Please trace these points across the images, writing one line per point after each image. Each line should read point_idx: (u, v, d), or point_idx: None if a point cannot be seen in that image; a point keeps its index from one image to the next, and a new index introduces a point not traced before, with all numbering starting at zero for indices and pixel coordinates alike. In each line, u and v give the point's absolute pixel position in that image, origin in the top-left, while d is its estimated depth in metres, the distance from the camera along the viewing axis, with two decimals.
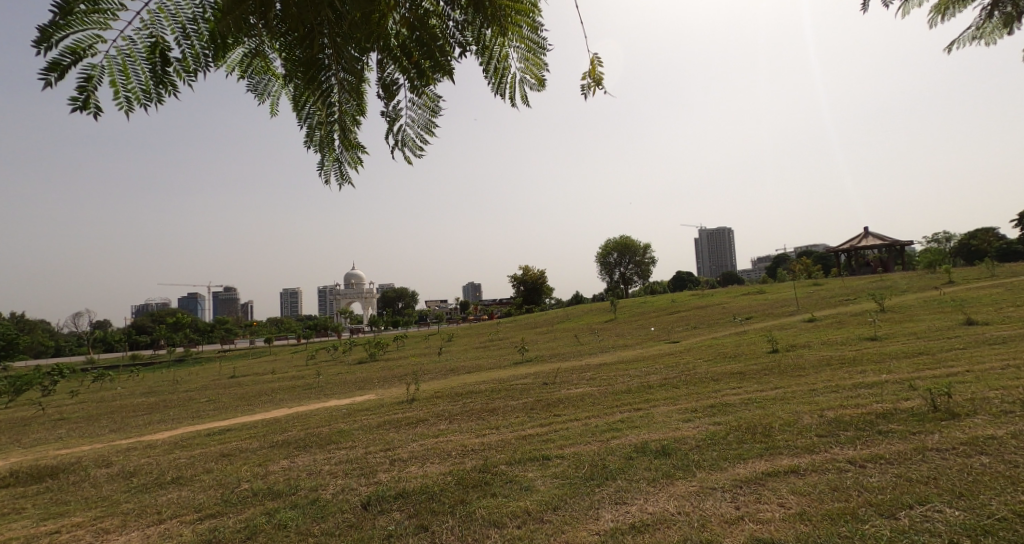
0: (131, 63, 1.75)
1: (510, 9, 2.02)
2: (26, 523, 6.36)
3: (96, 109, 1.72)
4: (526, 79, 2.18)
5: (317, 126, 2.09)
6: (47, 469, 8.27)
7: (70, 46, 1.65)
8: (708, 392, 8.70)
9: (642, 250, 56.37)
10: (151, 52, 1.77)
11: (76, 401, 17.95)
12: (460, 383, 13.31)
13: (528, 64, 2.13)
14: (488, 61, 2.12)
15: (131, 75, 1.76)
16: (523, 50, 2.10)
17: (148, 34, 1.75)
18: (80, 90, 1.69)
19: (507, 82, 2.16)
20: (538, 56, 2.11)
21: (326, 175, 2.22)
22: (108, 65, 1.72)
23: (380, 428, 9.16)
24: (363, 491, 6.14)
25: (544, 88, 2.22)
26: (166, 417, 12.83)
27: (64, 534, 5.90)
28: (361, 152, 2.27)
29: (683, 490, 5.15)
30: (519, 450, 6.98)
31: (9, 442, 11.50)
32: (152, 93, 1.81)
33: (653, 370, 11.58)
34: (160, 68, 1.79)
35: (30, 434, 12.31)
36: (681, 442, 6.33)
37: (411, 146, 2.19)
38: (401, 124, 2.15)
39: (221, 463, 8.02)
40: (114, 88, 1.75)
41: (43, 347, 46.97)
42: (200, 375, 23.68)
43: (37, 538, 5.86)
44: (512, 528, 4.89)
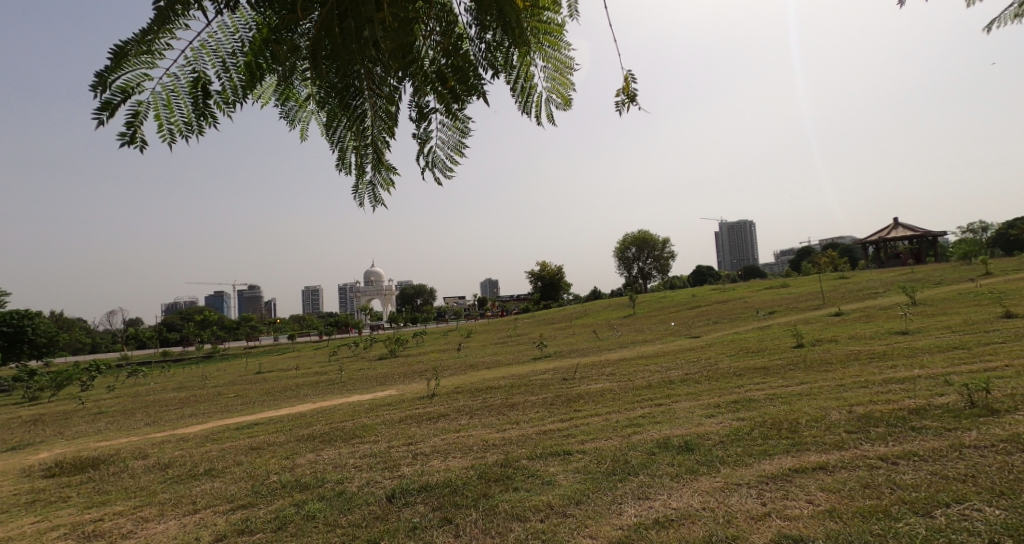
0: (174, 97, 1.73)
1: (538, 30, 2.02)
2: (71, 510, 6.59)
3: (142, 143, 1.72)
4: (553, 98, 2.17)
5: (348, 149, 2.05)
6: (86, 461, 8.53)
7: (119, 85, 1.64)
8: (731, 387, 8.62)
9: (661, 245, 55.74)
10: (194, 85, 1.76)
11: (113, 395, 18.52)
12: (480, 379, 13.41)
13: (555, 83, 2.12)
14: (515, 78, 2.10)
15: (174, 108, 1.74)
16: (550, 69, 2.11)
17: (190, 69, 1.74)
18: (127, 126, 1.68)
19: (534, 101, 2.16)
20: (566, 76, 2.11)
21: (360, 199, 2.18)
22: (153, 99, 1.71)
23: (402, 423, 9.26)
24: (388, 484, 6.21)
25: (571, 107, 2.20)
26: (197, 411, 13.16)
27: (106, 522, 6.09)
28: (394, 174, 2.20)
29: (707, 486, 5.12)
30: (541, 445, 6.99)
31: (50, 435, 11.90)
32: (193, 125, 1.80)
33: (674, 365, 11.50)
34: (202, 101, 1.78)
35: (70, 427, 12.71)
36: (704, 438, 6.26)
37: (441, 168, 2.14)
38: (432, 146, 2.11)
39: (250, 456, 8.19)
40: (158, 122, 1.73)
41: (79, 344, 48.45)
42: (227, 371, 24.24)
43: (81, 525, 6.07)
44: (535, 521, 4.91)
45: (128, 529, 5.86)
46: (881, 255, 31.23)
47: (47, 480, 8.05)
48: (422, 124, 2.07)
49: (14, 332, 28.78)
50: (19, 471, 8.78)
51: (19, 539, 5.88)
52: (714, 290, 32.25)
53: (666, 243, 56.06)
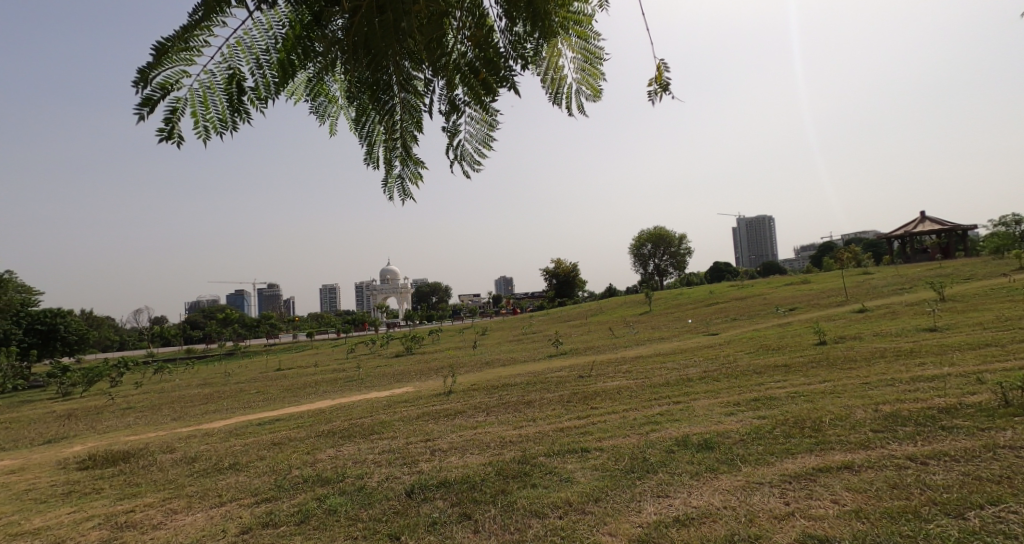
0: (210, 94, 1.76)
1: (567, 20, 2.03)
2: (105, 501, 6.77)
3: (178, 138, 1.74)
4: (582, 89, 2.17)
5: (377, 143, 2.06)
6: (117, 454, 8.74)
7: (160, 81, 1.67)
8: (751, 385, 8.52)
9: (678, 242, 55.27)
10: (229, 82, 1.79)
11: (140, 391, 18.95)
12: (496, 376, 13.44)
13: (585, 74, 2.14)
14: (546, 71, 2.13)
15: (210, 106, 1.77)
16: (581, 60, 2.12)
17: (226, 66, 1.77)
18: (165, 122, 1.71)
19: (564, 92, 2.17)
20: (596, 66, 2.14)
21: (389, 192, 2.19)
22: (191, 96, 1.74)
23: (420, 419, 9.34)
24: (407, 479, 6.27)
25: (600, 98, 2.22)
26: (221, 407, 13.40)
27: (137, 513, 6.23)
28: (422, 167, 2.20)
29: (728, 484, 5.07)
30: (558, 442, 6.98)
31: (82, 429, 12.22)
32: (228, 122, 1.83)
33: (692, 363, 11.39)
34: (237, 97, 1.81)
35: (101, 421, 13.04)
36: (724, 436, 6.20)
37: (470, 161, 2.11)
38: (460, 140, 2.08)
39: (273, 451, 8.31)
40: (195, 118, 1.76)
41: (107, 341, 49.68)
42: (248, 368, 24.60)
43: (113, 515, 6.22)
44: (554, 518, 4.91)
45: (158, 520, 6.00)
46: (907, 249, 30.58)
47: (80, 472, 8.27)
48: (450, 116, 2.03)
49: (47, 329, 29.65)
50: (53, 464, 9.03)
51: (56, 528, 6.05)
52: (732, 287, 31.87)
53: (683, 239, 55.61)
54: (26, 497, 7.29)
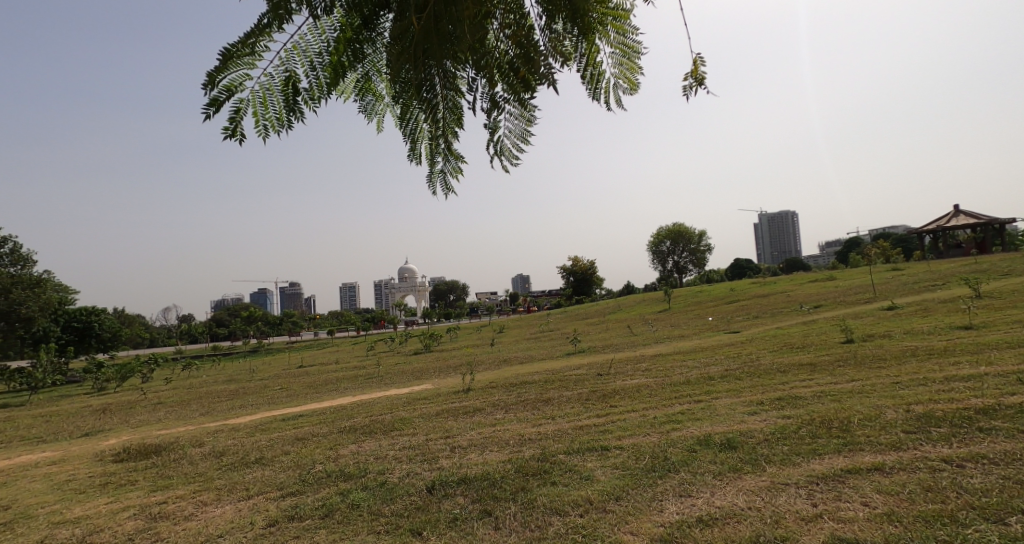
0: (269, 95, 1.80)
1: (605, 16, 1.96)
2: (139, 493, 6.95)
3: (242, 136, 1.79)
4: (620, 84, 2.07)
5: (420, 140, 2.09)
6: (149, 447, 8.96)
7: (226, 84, 1.74)
8: (774, 384, 8.39)
9: (698, 238, 54.62)
10: (286, 83, 1.83)
11: (169, 387, 19.42)
12: (514, 374, 13.45)
13: (623, 68, 2.04)
14: (585, 67, 2.01)
15: (268, 105, 1.81)
16: (618, 55, 2.03)
17: (283, 68, 1.82)
18: (229, 121, 1.77)
19: (602, 87, 2.06)
20: (633, 60, 2.04)
21: (432, 187, 2.18)
22: (252, 97, 1.78)
23: (440, 416, 9.40)
24: (428, 476, 6.31)
25: (638, 92, 2.11)
26: (246, 403, 13.65)
27: (170, 504, 6.38)
28: (463, 162, 2.19)
29: (753, 485, 4.99)
30: (577, 440, 6.96)
31: (115, 423, 12.56)
32: (285, 121, 1.86)
33: (712, 361, 11.27)
34: (292, 97, 1.85)
35: (134, 415, 13.40)
36: (747, 436, 6.11)
37: (509, 157, 2.06)
38: (500, 135, 2.03)
39: (297, 446, 8.44)
40: (255, 117, 1.80)
41: (137, 339, 50.99)
42: (271, 365, 25.02)
43: (147, 506, 6.39)
44: (575, 516, 4.90)
45: (189, 511, 6.13)
46: (939, 245, 29.78)
47: (115, 464, 8.49)
48: (489, 112, 1.98)
49: (82, 327, 30.63)
50: (89, 456, 9.31)
51: (93, 518, 6.23)
52: (754, 284, 31.40)
53: (703, 236, 54.98)
54: (65, 487, 7.52)
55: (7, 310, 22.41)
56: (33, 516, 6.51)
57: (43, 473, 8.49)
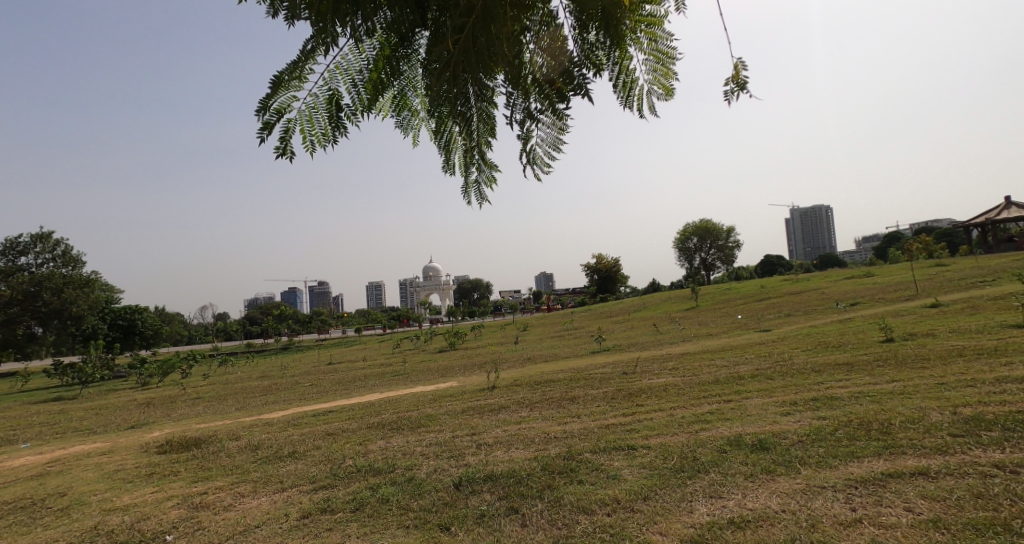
0: (314, 113, 1.81)
1: (637, 23, 1.83)
2: (182, 483, 7.17)
3: (291, 154, 1.80)
4: (653, 91, 1.93)
5: (455, 151, 2.06)
6: (190, 440, 9.22)
7: (276, 108, 1.74)
8: (808, 384, 8.20)
9: (726, 234, 53.63)
10: (330, 101, 1.83)
11: (205, 383, 19.97)
12: (539, 372, 13.43)
13: (656, 74, 1.89)
14: (616, 73, 1.91)
15: (314, 122, 1.81)
16: (652, 61, 1.88)
17: (326, 88, 1.82)
18: (279, 141, 1.77)
19: (634, 95, 1.95)
20: (668, 65, 1.88)
21: (467, 196, 2.13)
22: (299, 116, 1.79)
23: (465, 413, 9.43)
24: (455, 472, 6.34)
25: (673, 98, 1.95)
26: (278, 398, 13.94)
27: (210, 495, 6.55)
28: (497, 171, 2.13)
29: (787, 487, 4.87)
30: (604, 439, 6.91)
31: (158, 416, 12.97)
32: (331, 136, 1.86)
33: (741, 360, 11.07)
34: (337, 114, 1.85)
35: (174, 409, 13.84)
36: (781, 437, 5.97)
37: (540, 165, 1.99)
38: (531, 144, 1.96)
39: (328, 441, 8.57)
40: (302, 135, 1.79)
41: (177, 336, 52.70)
42: (301, 362, 25.53)
43: (189, 496, 6.58)
44: (602, 515, 4.85)
45: (228, 502, 6.29)
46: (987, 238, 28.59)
47: (159, 456, 8.77)
48: (521, 121, 1.92)
49: (127, 324, 31.75)
50: (135, 447, 9.63)
51: (140, 506, 6.45)
52: (785, 282, 30.71)
53: (731, 232, 53.97)
54: (113, 477, 7.79)
55: (59, 308, 23.49)
56: (86, 503, 6.78)
57: (93, 462, 8.83)
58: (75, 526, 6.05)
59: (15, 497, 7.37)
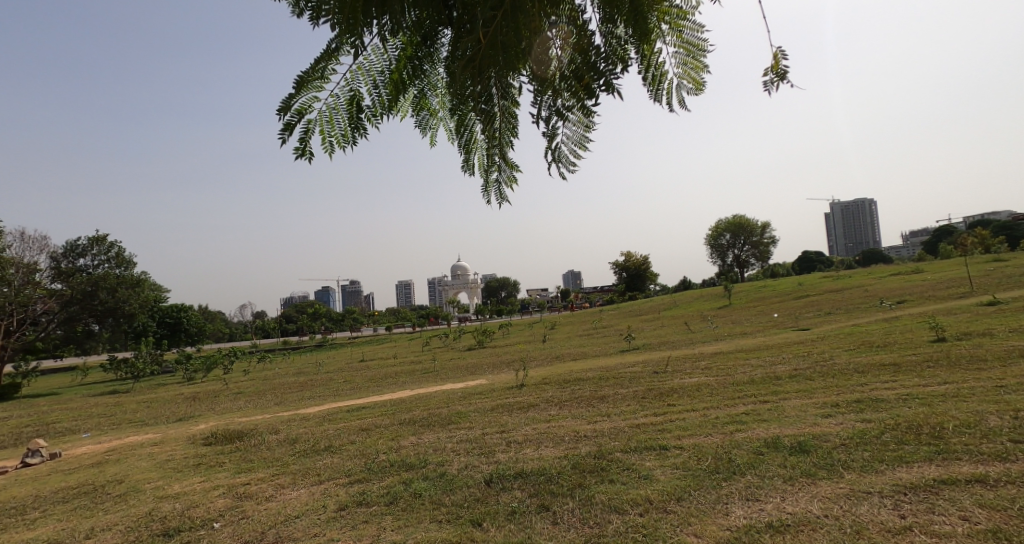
0: (335, 114, 1.81)
1: (663, 14, 1.76)
2: (226, 474, 7.39)
3: (310, 155, 1.79)
4: (683, 85, 1.83)
5: (475, 149, 2.04)
6: (233, 432, 9.50)
7: (297, 107, 1.75)
8: (851, 385, 7.92)
9: (760, 230, 52.26)
10: (350, 102, 1.82)
11: (245, 378, 20.56)
12: (568, 370, 13.36)
13: (686, 68, 1.81)
14: (646, 68, 1.82)
15: (334, 123, 1.81)
16: (682, 53, 1.81)
17: (348, 88, 1.81)
18: (300, 141, 1.77)
19: (663, 88, 1.84)
20: (699, 59, 1.80)
21: (487, 197, 2.11)
22: (319, 116, 1.78)
23: (495, 411, 9.45)
24: (486, 468, 6.36)
25: (704, 93, 1.86)
26: (314, 394, 14.24)
27: (252, 486, 6.74)
28: (518, 171, 2.10)
29: (830, 491, 4.72)
30: (635, 438, 6.82)
31: (202, 410, 13.43)
32: (350, 137, 1.85)
33: (777, 359, 10.79)
34: (356, 114, 1.84)
35: (218, 403, 14.31)
36: (822, 440, 5.79)
37: (566, 164, 1.94)
38: (557, 142, 1.91)
39: (362, 436, 8.71)
40: (322, 136, 1.80)
41: (218, 333, 54.50)
42: (334, 358, 26.03)
43: (233, 486, 6.78)
44: (634, 515, 4.79)
45: (270, 492, 6.45)
46: None
47: (204, 447, 9.07)
48: (547, 118, 1.88)
49: (173, 322, 33.69)
50: (183, 439, 9.99)
51: (190, 494, 6.68)
52: (824, 279, 29.77)
53: (766, 228, 52.58)
54: (164, 466, 8.10)
55: (114, 307, 24.58)
56: (141, 489, 7.07)
57: (146, 452, 9.20)
58: (132, 511, 6.32)
59: (77, 483, 7.74)
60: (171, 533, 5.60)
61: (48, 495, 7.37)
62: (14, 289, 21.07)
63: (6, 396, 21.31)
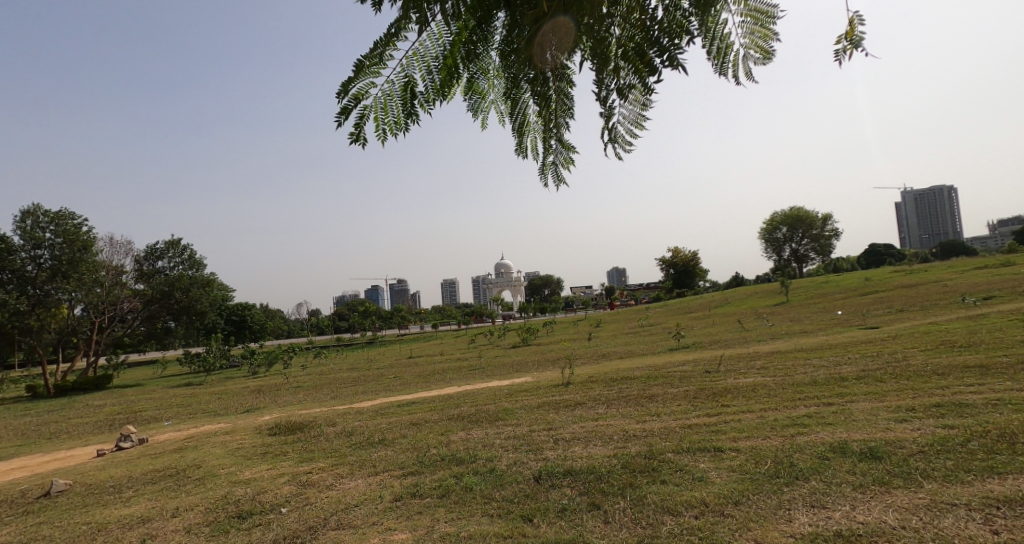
0: (389, 101, 1.81)
1: None
2: (291, 462, 7.71)
3: (365, 141, 1.80)
4: (750, 55, 1.71)
5: (527, 133, 2.03)
6: (295, 424, 9.89)
7: (354, 93, 1.77)
8: (929, 388, 7.41)
9: (820, 223, 49.69)
10: (404, 88, 1.82)
11: (303, 373, 21.35)
12: (615, 369, 13.16)
13: (754, 37, 1.68)
14: (710, 40, 1.69)
15: (388, 109, 1.81)
16: (749, 23, 1.67)
17: (403, 74, 1.81)
18: (354, 127, 1.78)
19: (729, 61, 1.71)
20: (768, 26, 1.66)
21: (543, 180, 2.07)
22: (374, 103, 1.80)
23: (542, 408, 9.42)
24: (535, 465, 6.34)
25: (774, 62, 1.73)
26: (366, 389, 14.63)
27: (314, 474, 6.99)
28: (573, 155, 2.06)
29: (907, 501, 4.43)
30: (686, 439, 6.63)
31: (266, 402, 14.05)
32: (403, 123, 1.85)
33: (842, 360, 10.24)
34: (410, 100, 1.83)
35: (279, 396, 14.93)
36: (896, 446, 5.45)
37: (623, 145, 1.89)
38: (613, 122, 1.85)
39: (413, 430, 8.87)
40: (376, 122, 1.80)
41: (278, 329, 57.03)
42: (385, 355, 26.66)
43: (296, 475, 7.05)
44: (689, 517, 4.66)
45: (330, 482, 6.66)
46: None
47: (269, 437, 9.48)
48: (605, 97, 1.83)
49: (239, 319, 35.53)
50: (251, 428, 10.48)
51: (259, 480, 6.99)
52: (894, 274, 27.99)
53: (826, 220, 49.96)
54: (235, 453, 8.52)
55: (188, 307, 26.03)
56: (216, 474, 7.46)
57: (219, 440, 9.71)
58: (208, 494, 6.68)
59: (161, 466, 8.25)
60: (244, 516, 5.87)
61: (137, 476, 7.89)
62: (105, 290, 22.76)
63: (99, 387, 22.99)
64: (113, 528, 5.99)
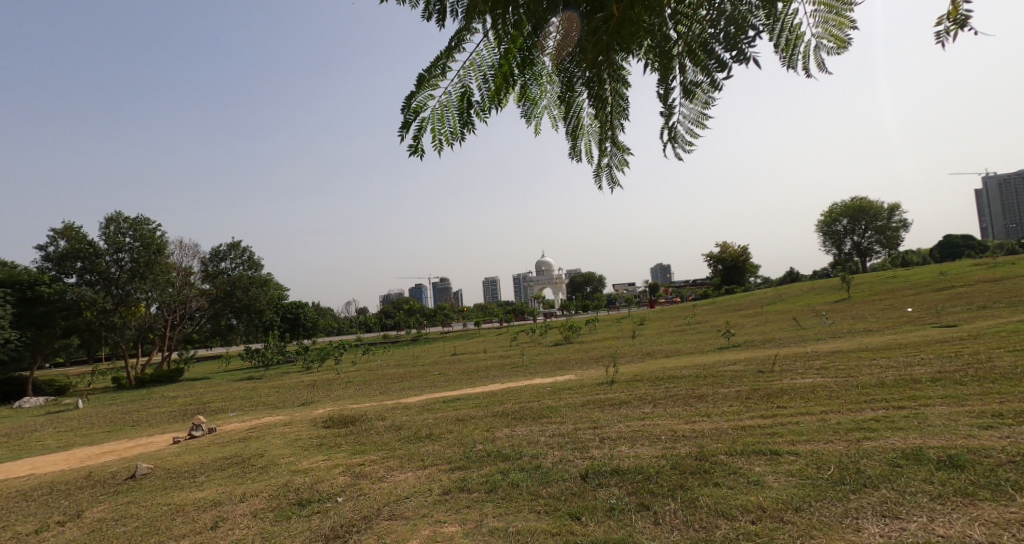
0: (446, 111, 1.79)
1: None
2: (344, 454, 7.91)
3: (423, 152, 1.79)
4: (823, 44, 1.59)
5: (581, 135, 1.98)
6: (347, 417, 10.15)
7: (413, 105, 1.75)
8: (1014, 393, 6.84)
9: (886, 214, 46.85)
10: (461, 98, 1.80)
11: (353, 369, 21.94)
12: (659, 368, 12.83)
13: (828, 26, 1.55)
14: (778, 32, 1.56)
15: (445, 119, 1.79)
16: (822, 11, 1.55)
17: (459, 85, 1.79)
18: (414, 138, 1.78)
19: (798, 52, 1.59)
20: (844, 14, 1.53)
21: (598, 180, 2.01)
22: (432, 114, 1.78)
23: (586, 407, 9.29)
24: (581, 463, 6.25)
25: (850, 51, 1.60)
26: (411, 385, 14.87)
27: (367, 466, 7.13)
28: (626, 156, 2.00)
29: (995, 515, 4.09)
30: (739, 441, 6.36)
31: (319, 396, 14.50)
32: (461, 133, 1.83)
33: (911, 361, 9.62)
34: (466, 110, 1.81)
35: (330, 391, 15.39)
36: (980, 455, 5.05)
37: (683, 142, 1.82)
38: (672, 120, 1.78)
39: (459, 426, 8.92)
40: (433, 133, 1.78)
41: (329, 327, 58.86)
42: (432, 352, 27.05)
43: (350, 466, 7.22)
44: (745, 522, 4.46)
45: (382, 473, 6.79)
46: None
47: (323, 429, 9.77)
48: (666, 96, 1.75)
49: (293, 317, 36.92)
50: (307, 421, 10.82)
51: (314, 470, 7.20)
52: (970, 269, 26.06)
53: (893, 211, 47.02)
54: (293, 444, 8.82)
55: (247, 304, 27.25)
56: (276, 463, 7.74)
57: (278, 431, 10.10)
58: (271, 481, 6.94)
59: (226, 454, 8.65)
60: (304, 503, 6.04)
61: (206, 463, 8.29)
62: (175, 290, 24.16)
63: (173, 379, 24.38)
64: (189, 509, 6.31)
